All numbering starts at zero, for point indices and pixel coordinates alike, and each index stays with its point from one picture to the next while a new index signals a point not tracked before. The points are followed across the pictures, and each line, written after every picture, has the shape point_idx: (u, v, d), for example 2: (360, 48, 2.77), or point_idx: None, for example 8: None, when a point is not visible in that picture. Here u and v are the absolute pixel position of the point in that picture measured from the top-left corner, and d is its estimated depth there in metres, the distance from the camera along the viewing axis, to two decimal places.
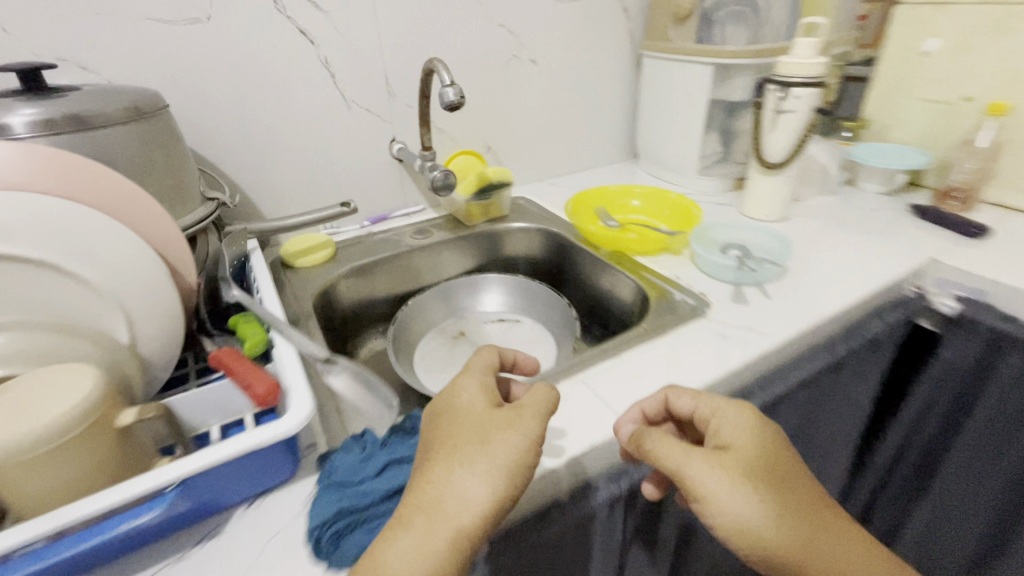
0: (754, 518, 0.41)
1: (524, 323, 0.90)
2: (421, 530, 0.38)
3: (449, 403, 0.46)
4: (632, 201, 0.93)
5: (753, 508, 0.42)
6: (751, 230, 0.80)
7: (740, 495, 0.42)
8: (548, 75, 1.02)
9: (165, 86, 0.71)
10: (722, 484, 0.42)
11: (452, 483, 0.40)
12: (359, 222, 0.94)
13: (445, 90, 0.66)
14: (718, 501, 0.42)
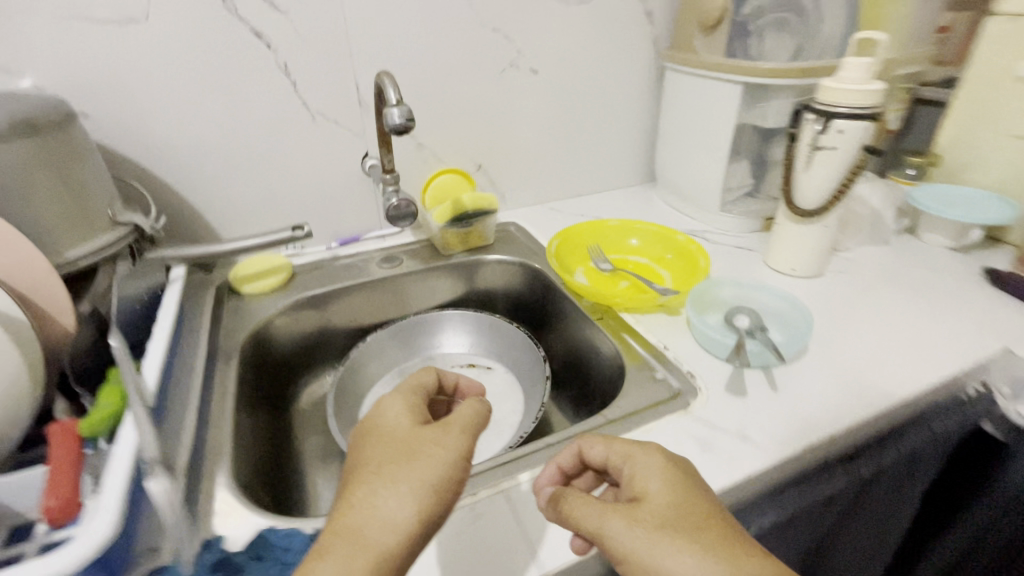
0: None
1: (495, 371, 0.80)
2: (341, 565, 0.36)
3: (374, 423, 0.46)
4: (632, 239, 0.80)
5: (689, 568, 0.34)
6: (765, 291, 0.66)
7: (664, 551, 0.35)
8: (552, 87, 0.90)
9: (99, 91, 0.64)
10: (641, 542, 0.36)
11: (370, 504, 0.39)
12: (326, 243, 0.86)
13: (391, 112, 0.55)
14: (645, 565, 0.35)
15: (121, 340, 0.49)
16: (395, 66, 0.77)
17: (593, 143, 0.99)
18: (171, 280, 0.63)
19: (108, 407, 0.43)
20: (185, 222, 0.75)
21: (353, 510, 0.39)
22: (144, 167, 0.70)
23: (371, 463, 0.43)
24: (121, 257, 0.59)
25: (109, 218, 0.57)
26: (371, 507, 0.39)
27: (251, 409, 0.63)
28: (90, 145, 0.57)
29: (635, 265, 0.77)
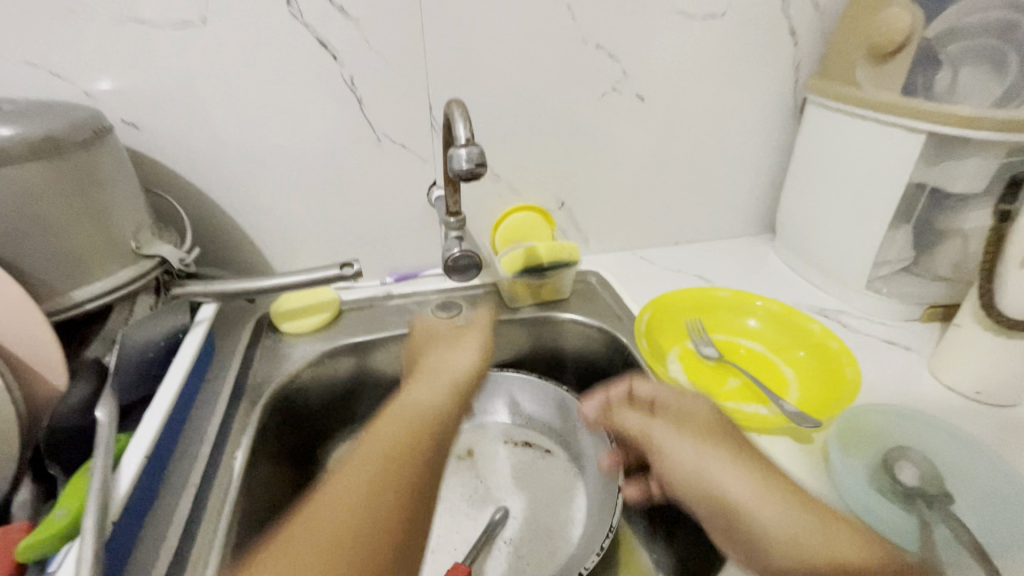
0: (712, 476, 0.40)
1: (555, 458, 0.66)
2: (432, 391, 0.45)
3: (434, 329, 0.56)
4: (749, 320, 0.64)
5: (713, 462, 0.40)
6: (958, 443, 0.47)
7: (685, 444, 0.42)
8: (659, 117, 0.75)
9: (151, 101, 0.58)
10: (671, 437, 0.43)
11: (450, 363, 0.49)
12: (380, 277, 0.76)
13: (457, 153, 0.43)
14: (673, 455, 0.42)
15: (110, 409, 0.41)
16: (476, 85, 0.66)
17: (702, 185, 0.82)
18: (195, 321, 0.55)
19: (63, 512, 0.34)
20: (234, 245, 0.69)
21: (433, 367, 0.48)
22: (192, 184, 0.64)
23: (456, 342, 0.52)
24: (143, 292, 0.51)
25: (133, 251, 0.49)
26: (450, 364, 0.48)
27: (264, 483, 0.54)
28: (125, 161, 0.51)
29: (748, 353, 0.61)
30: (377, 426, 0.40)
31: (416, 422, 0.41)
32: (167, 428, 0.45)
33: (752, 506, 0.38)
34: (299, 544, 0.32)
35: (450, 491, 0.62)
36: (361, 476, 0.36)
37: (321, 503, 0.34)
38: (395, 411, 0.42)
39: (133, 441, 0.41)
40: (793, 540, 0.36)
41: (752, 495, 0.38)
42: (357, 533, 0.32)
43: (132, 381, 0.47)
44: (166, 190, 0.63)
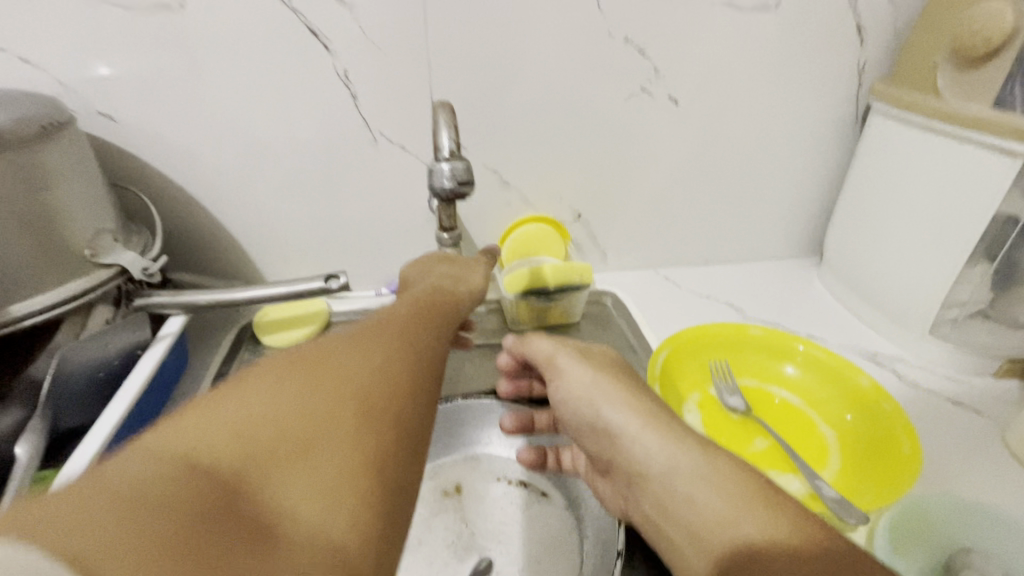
0: (608, 408, 0.44)
1: (551, 503, 0.58)
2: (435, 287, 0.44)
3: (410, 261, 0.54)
4: (787, 366, 0.55)
5: (613, 394, 0.44)
6: None
7: (585, 373, 0.47)
8: (694, 122, 0.66)
9: (126, 89, 0.53)
10: (576, 366, 0.48)
11: (452, 274, 0.48)
12: (376, 287, 0.70)
13: (439, 168, 0.37)
14: (578, 382, 0.47)
15: (33, 446, 0.37)
16: (486, 82, 0.59)
17: (740, 200, 0.73)
18: (159, 336, 0.51)
19: None
20: (219, 247, 0.64)
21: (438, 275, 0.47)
22: (174, 182, 0.59)
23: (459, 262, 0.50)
24: (100, 302, 0.46)
25: (88, 259, 0.45)
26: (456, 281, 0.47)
27: None
28: (87, 156, 0.46)
29: (780, 404, 0.53)
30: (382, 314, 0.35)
31: (424, 312, 0.38)
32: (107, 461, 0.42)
33: (634, 446, 0.41)
34: (333, 366, 0.27)
35: (432, 534, 0.56)
36: (388, 333, 0.32)
37: (345, 342, 0.29)
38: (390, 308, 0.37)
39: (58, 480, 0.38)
40: (679, 483, 0.37)
41: (633, 439, 0.41)
42: (393, 378, 0.28)
43: (75, 406, 0.43)
44: (145, 186, 0.59)
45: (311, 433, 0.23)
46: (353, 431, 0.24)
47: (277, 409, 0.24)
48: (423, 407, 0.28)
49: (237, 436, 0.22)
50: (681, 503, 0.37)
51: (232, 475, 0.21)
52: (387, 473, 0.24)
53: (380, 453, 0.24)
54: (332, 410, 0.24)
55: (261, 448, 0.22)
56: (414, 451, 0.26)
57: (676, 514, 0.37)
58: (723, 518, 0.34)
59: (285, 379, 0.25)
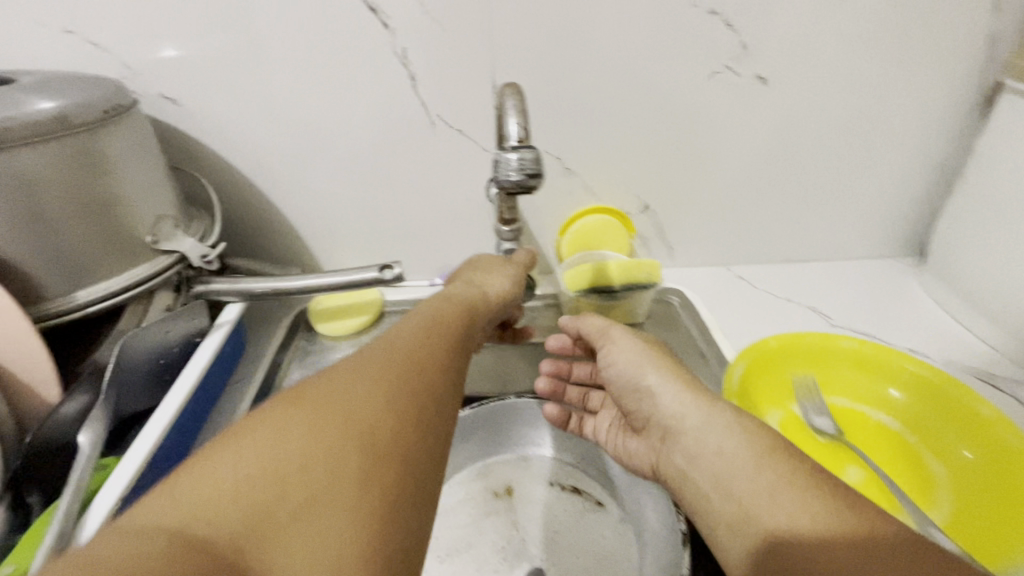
0: (659, 388, 0.43)
1: (607, 513, 0.55)
2: (458, 296, 0.44)
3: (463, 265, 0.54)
4: (890, 389, 0.49)
5: (665, 379, 0.43)
6: None
7: (635, 349, 0.46)
8: (783, 104, 0.59)
9: (187, 71, 0.52)
10: (630, 344, 0.47)
11: (481, 270, 0.49)
12: (429, 277, 0.68)
13: (505, 159, 0.33)
14: (629, 357, 0.46)
15: (96, 434, 0.36)
16: (552, 61, 0.54)
17: (830, 191, 0.65)
18: (218, 323, 0.50)
19: (11, 569, 0.30)
20: (275, 232, 0.63)
21: (463, 279, 0.48)
22: (232, 166, 0.58)
23: (487, 262, 0.51)
24: (161, 287, 0.46)
25: (149, 245, 0.44)
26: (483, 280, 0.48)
27: None
28: (148, 140, 0.46)
29: (874, 429, 0.48)
30: (391, 335, 0.35)
31: (437, 327, 0.37)
32: (165, 450, 0.41)
33: (669, 408, 0.42)
34: (331, 414, 0.26)
35: (481, 537, 0.54)
36: (393, 362, 0.31)
37: (346, 379, 0.29)
38: (404, 324, 0.37)
39: (118, 471, 0.37)
40: (714, 447, 0.37)
41: (668, 405, 0.42)
42: (394, 420, 0.27)
43: (139, 390, 0.43)
44: (205, 169, 0.58)
45: (306, 496, 0.23)
46: (349, 481, 0.24)
47: (274, 465, 0.24)
48: (426, 443, 0.28)
49: (235, 497, 0.23)
50: (713, 462, 0.37)
51: (227, 545, 0.21)
52: (386, 524, 0.24)
53: (381, 502, 0.24)
54: (329, 467, 0.24)
55: (257, 515, 0.22)
56: (416, 492, 0.26)
57: (708, 472, 0.37)
58: (759, 486, 0.33)
59: (281, 432, 0.25)
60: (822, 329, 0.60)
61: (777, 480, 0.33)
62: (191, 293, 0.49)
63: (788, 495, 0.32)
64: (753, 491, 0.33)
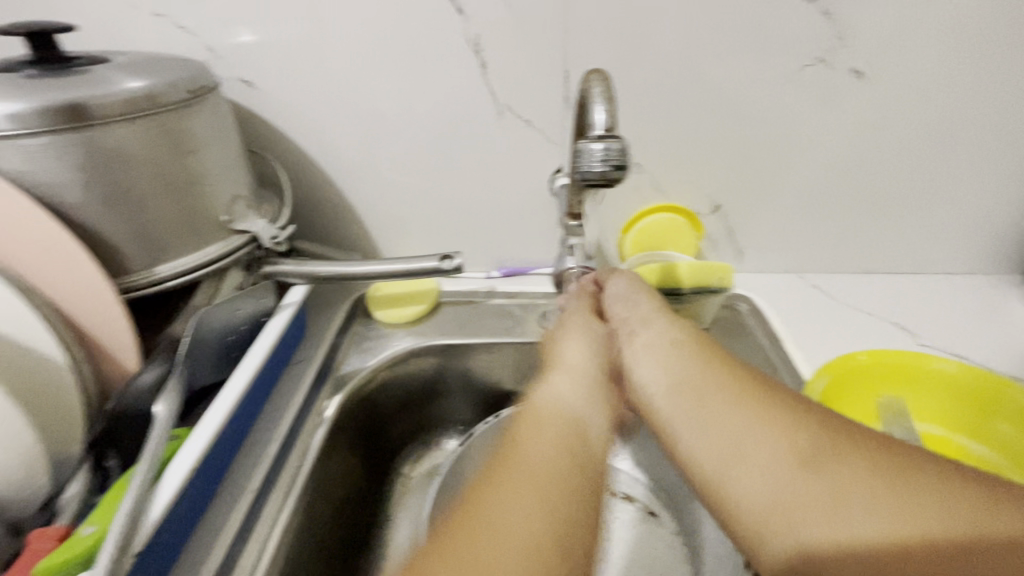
0: (635, 308, 0.46)
1: (661, 524, 0.53)
2: (579, 394, 0.39)
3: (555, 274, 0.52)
4: (1000, 423, 0.44)
5: (643, 306, 0.46)
6: None
7: (626, 286, 0.49)
8: (880, 102, 0.54)
9: (266, 55, 0.53)
10: (626, 285, 0.49)
11: (589, 344, 0.44)
12: (486, 269, 0.67)
13: (588, 149, 0.31)
14: (617, 287, 0.49)
15: (170, 405, 0.37)
16: (630, 51, 0.52)
17: (924, 198, 0.60)
18: (282, 305, 0.51)
19: (90, 530, 0.31)
20: (338, 217, 0.64)
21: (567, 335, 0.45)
22: (302, 151, 0.59)
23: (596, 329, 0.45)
24: (232, 267, 0.48)
25: (223, 224, 0.46)
26: (583, 348, 0.43)
27: (339, 479, 0.50)
28: (228, 121, 0.47)
29: (973, 461, 0.44)
30: (521, 464, 0.31)
31: (567, 441, 0.34)
32: (232, 424, 0.41)
33: (641, 314, 0.46)
34: None
35: None
36: (525, 530, 0.28)
37: (489, 549, 0.26)
38: (529, 457, 0.32)
39: (189, 443, 0.38)
40: (660, 341, 0.43)
41: (635, 313, 0.46)
42: None
43: (208, 365, 0.44)
44: (275, 152, 0.59)
45: None
46: None
47: None
48: None
49: None
50: (659, 355, 0.42)
51: None
52: None
53: None
54: None
55: None
56: None
57: (659, 357, 0.42)
58: (701, 379, 0.38)
59: None
60: (908, 348, 0.55)
61: (717, 377, 0.38)
62: (261, 273, 0.50)
63: (726, 390, 0.37)
64: (692, 378, 0.39)
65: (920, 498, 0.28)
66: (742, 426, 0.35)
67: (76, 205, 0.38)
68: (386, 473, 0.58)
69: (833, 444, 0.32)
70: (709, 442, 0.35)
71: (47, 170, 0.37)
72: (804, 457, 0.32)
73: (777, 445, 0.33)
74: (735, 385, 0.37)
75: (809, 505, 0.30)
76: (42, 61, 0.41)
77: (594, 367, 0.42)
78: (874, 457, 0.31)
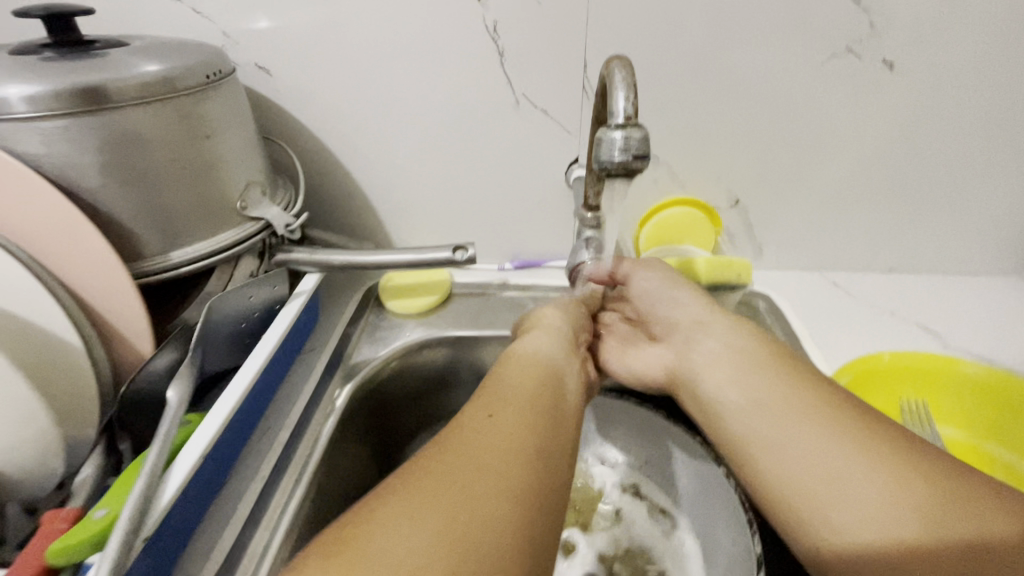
0: (686, 311, 0.48)
1: (671, 521, 0.53)
2: (556, 346, 0.41)
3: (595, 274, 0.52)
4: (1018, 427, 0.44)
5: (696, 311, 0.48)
6: None
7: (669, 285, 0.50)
8: (910, 94, 0.52)
9: (281, 41, 0.53)
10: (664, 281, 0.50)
11: (567, 315, 0.47)
12: (499, 262, 0.66)
13: (609, 137, 0.30)
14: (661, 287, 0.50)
15: (183, 391, 0.38)
16: (651, 39, 0.50)
17: (953, 196, 0.58)
18: (296, 293, 0.51)
19: (102, 513, 0.31)
20: (351, 206, 0.63)
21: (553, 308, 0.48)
22: (316, 139, 0.59)
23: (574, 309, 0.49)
24: (246, 253, 0.47)
25: (238, 211, 0.45)
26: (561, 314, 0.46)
27: (348, 467, 0.50)
28: (243, 107, 0.47)
29: (1003, 472, 0.43)
30: (507, 391, 0.33)
31: (547, 376, 0.36)
32: (243, 411, 0.41)
33: (693, 317, 0.47)
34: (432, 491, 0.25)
35: None
36: (504, 426, 0.30)
37: (471, 437, 0.29)
38: (502, 379, 0.35)
39: (202, 429, 0.38)
40: (729, 354, 0.44)
41: (686, 315, 0.48)
42: (500, 477, 0.27)
43: (220, 351, 0.44)
44: (289, 140, 0.59)
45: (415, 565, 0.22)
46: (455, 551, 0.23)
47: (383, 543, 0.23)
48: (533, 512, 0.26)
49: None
50: (729, 368, 0.43)
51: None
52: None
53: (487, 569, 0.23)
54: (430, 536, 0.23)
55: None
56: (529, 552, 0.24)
57: (727, 369, 0.43)
58: (781, 399, 0.39)
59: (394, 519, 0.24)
60: (931, 350, 0.54)
61: (799, 400, 0.39)
62: (273, 261, 0.50)
63: (809, 409, 0.38)
64: (769, 395, 0.40)
65: (958, 497, 0.31)
66: (828, 452, 0.35)
67: (93, 189, 0.38)
68: (395, 464, 0.58)
69: (908, 470, 0.33)
70: (799, 472, 0.36)
71: (63, 153, 0.37)
72: (886, 485, 0.33)
73: (859, 469, 0.34)
74: (818, 406, 0.38)
75: (886, 525, 0.32)
76: (61, 44, 0.41)
77: (570, 332, 0.44)
78: (951, 492, 0.32)
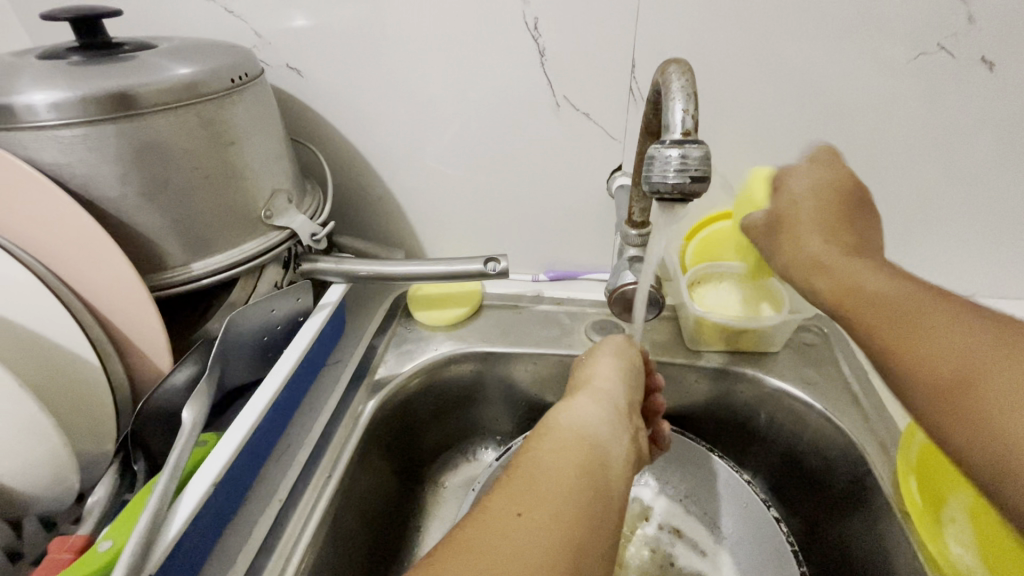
0: (799, 238, 0.42)
1: (712, 565, 0.49)
2: (604, 411, 0.36)
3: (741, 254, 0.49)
4: None
5: (803, 234, 0.42)
6: None
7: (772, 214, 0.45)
8: (1014, 96, 0.45)
9: (312, 41, 0.51)
10: (779, 210, 0.44)
11: (623, 370, 0.40)
12: (534, 272, 0.63)
13: (663, 155, 0.26)
14: (772, 223, 0.45)
15: (197, 412, 0.36)
16: (710, 36, 0.45)
17: None
18: (320, 305, 0.48)
19: (108, 545, 0.29)
20: (383, 211, 0.61)
21: (598, 355, 0.42)
22: (347, 142, 0.57)
23: (629, 357, 0.42)
24: (271, 264, 0.45)
25: (262, 220, 0.44)
26: (614, 371, 0.40)
27: (371, 486, 0.48)
28: (271, 110, 0.45)
29: None
30: (541, 480, 0.29)
31: (592, 458, 0.31)
32: (262, 431, 0.40)
33: (808, 250, 0.41)
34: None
35: None
36: (540, 518, 0.27)
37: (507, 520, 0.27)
38: (544, 450, 0.31)
39: (216, 451, 0.36)
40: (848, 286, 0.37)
41: (807, 244, 0.41)
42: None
43: (241, 366, 0.43)
44: (321, 143, 0.57)
45: None
46: None
47: None
48: None
49: None
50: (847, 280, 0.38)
51: None
52: None
53: None
54: None
55: None
56: None
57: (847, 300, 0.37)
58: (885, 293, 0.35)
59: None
60: None
61: (925, 310, 0.33)
62: (299, 270, 0.48)
63: (910, 299, 0.34)
64: (883, 310, 0.35)
65: None
66: (948, 343, 0.31)
67: (112, 199, 0.37)
68: (419, 482, 0.56)
69: (1003, 346, 0.29)
70: (885, 355, 0.33)
71: (83, 162, 0.35)
72: (960, 356, 0.30)
73: (950, 342, 0.30)
74: (932, 304, 0.33)
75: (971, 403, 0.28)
76: (88, 47, 0.39)
77: (621, 395, 0.38)
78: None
